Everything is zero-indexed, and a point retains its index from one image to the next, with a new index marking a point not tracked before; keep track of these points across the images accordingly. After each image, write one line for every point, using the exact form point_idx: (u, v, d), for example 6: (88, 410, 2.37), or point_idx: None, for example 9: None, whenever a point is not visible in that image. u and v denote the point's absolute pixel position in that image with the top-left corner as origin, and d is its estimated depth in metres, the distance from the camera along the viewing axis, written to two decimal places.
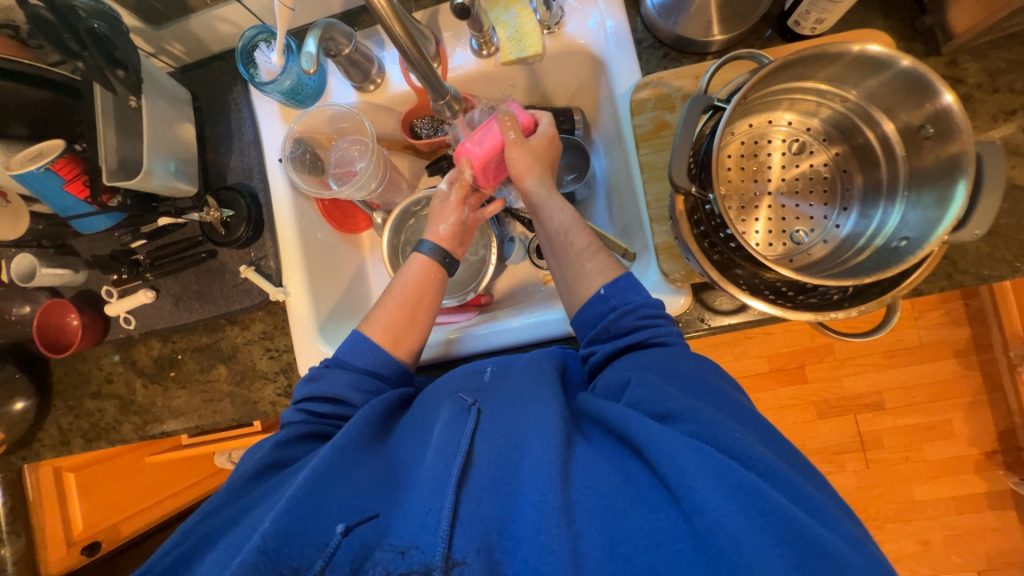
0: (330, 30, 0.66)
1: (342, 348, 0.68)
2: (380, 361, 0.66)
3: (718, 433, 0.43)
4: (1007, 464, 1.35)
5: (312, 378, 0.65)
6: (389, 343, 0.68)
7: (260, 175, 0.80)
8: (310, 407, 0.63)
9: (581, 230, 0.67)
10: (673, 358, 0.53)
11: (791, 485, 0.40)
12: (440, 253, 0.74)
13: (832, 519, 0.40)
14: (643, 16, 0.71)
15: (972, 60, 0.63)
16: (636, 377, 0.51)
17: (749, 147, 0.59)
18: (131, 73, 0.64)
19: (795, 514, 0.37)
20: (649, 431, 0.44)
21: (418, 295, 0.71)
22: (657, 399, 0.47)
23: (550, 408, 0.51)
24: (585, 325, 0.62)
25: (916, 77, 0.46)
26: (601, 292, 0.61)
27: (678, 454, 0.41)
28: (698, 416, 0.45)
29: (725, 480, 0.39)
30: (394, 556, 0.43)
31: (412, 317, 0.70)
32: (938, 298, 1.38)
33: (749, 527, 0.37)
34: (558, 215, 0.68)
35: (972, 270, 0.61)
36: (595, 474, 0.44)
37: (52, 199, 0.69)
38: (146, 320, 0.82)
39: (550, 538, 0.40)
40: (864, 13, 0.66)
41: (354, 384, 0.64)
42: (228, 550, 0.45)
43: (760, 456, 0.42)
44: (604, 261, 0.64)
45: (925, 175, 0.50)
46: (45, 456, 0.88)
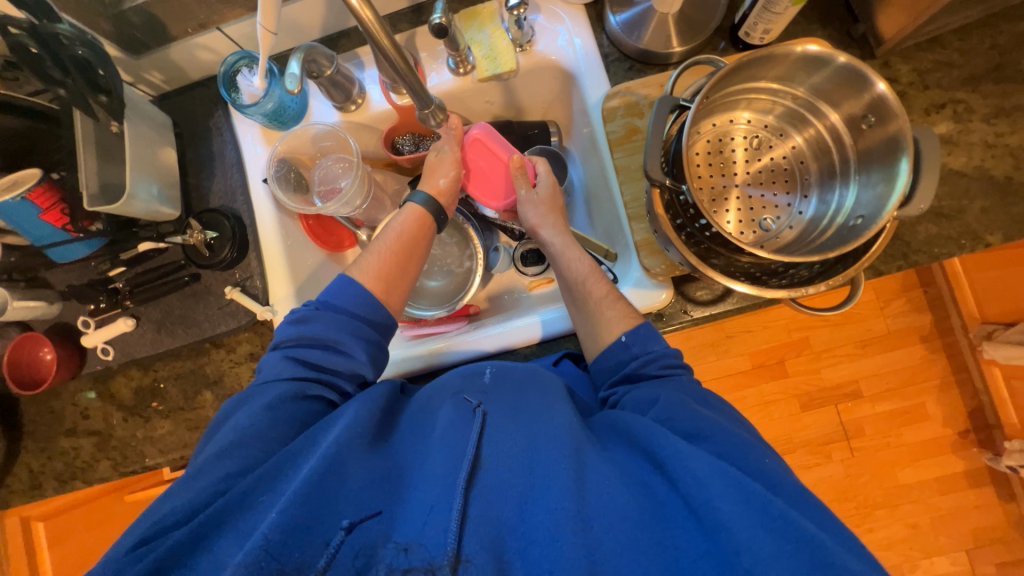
0: (311, 52, 0.69)
1: (330, 292, 0.65)
2: (372, 309, 0.64)
3: (746, 460, 0.47)
4: (980, 442, 1.41)
5: (300, 320, 0.62)
6: (383, 290, 0.67)
7: (243, 196, 0.81)
8: (299, 354, 0.60)
9: (598, 279, 0.69)
10: (693, 387, 0.57)
11: (815, 513, 0.44)
12: (432, 203, 0.74)
13: (844, 538, 0.43)
14: (608, 33, 0.76)
15: (903, 62, 0.70)
16: (665, 396, 0.54)
17: (714, 144, 0.63)
18: (114, 98, 0.65)
19: (821, 539, 0.40)
20: (677, 449, 0.46)
21: (411, 245, 0.71)
22: (687, 419, 0.51)
23: (567, 420, 0.53)
24: (606, 371, 0.63)
25: (853, 71, 0.52)
26: (621, 340, 0.62)
27: (704, 474, 0.44)
28: (726, 439, 0.48)
29: (753, 504, 0.42)
30: (397, 552, 0.42)
31: (405, 265, 0.70)
32: (899, 287, 1.46)
33: (774, 549, 0.39)
34: (575, 266, 0.71)
35: (924, 249, 0.66)
36: (613, 485, 0.46)
37: (27, 228, 0.67)
38: (125, 350, 0.79)
39: (566, 544, 0.41)
40: (805, 24, 0.72)
41: (348, 330, 0.62)
42: (240, 540, 0.44)
43: (786, 482, 0.46)
44: (623, 308, 0.65)
45: (872, 156, 0.55)
46: (13, 504, 0.82)
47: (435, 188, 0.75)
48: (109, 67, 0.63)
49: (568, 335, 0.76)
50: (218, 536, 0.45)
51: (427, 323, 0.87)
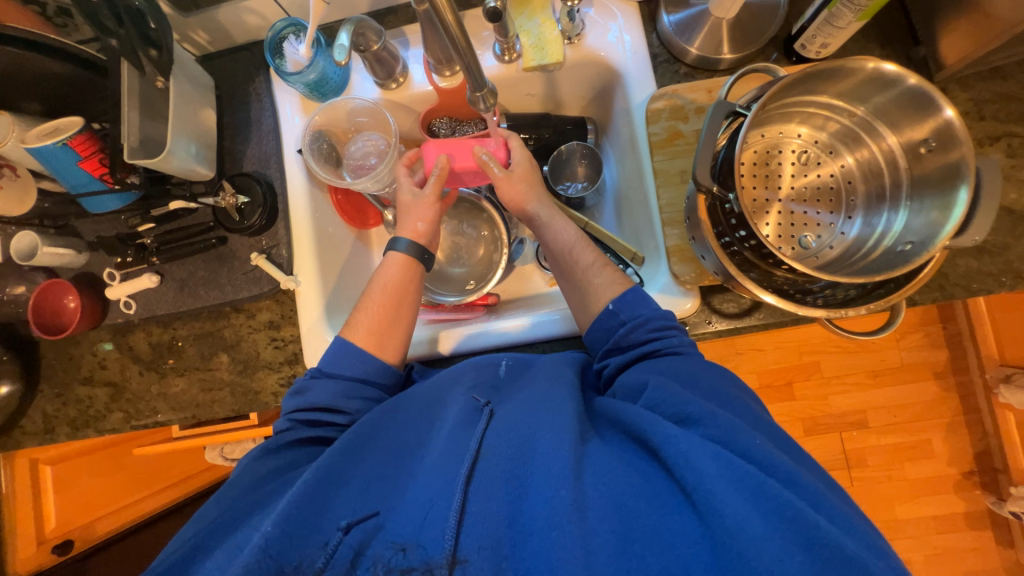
0: (361, 26, 0.69)
1: (325, 357, 0.67)
2: (366, 366, 0.66)
3: (740, 440, 0.44)
4: (984, 485, 1.39)
5: (299, 391, 0.64)
6: (374, 344, 0.68)
7: (277, 164, 0.81)
8: (302, 417, 0.62)
9: (585, 247, 0.71)
10: (688, 367, 0.55)
11: (812, 492, 0.41)
12: (416, 249, 0.74)
13: (849, 522, 0.40)
14: (659, 33, 0.75)
15: (960, 90, 0.68)
16: (654, 381, 0.53)
17: (762, 156, 0.62)
18: (163, 53, 0.65)
19: (816, 519, 0.37)
20: (670, 434, 0.45)
21: (398, 295, 0.71)
22: (677, 402, 0.49)
23: (567, 408, 0.52)
24: (598, 340, 0.64)
25: (921, 93, 0.50)
26: (609, 307, 0.63)
27: (695, 456, 0.42)
28: (717, 420, 0.46)
29: (747, 486, 0.40)
30: (394, 553, 0.43)
31: (395, 318, 0.70)
32: (918, 321, 1.44)
33: (770, 534, 0.37)
34: (562, 237, 0.72)
35: (961, 283, 0.64)
36: (606, 472, 0.45)
37: (64, 174, 0.68)
38: (147, 306, 0.80)
39: (562, 534, 0.41)
40: (863, 43, 0.71)
41: (344, 393, 0.63)
42: (229, 554, 0.46)
43: (780, 460, 0.43)
44: (611, 276, 0.67)
45: (927, 183, 0.54)
46: (26, 445, 0.84)
47: (414, 230, 0.74)
48: (160, 20, 0.63)
49: None
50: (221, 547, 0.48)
51: (445, 309, 0.87)
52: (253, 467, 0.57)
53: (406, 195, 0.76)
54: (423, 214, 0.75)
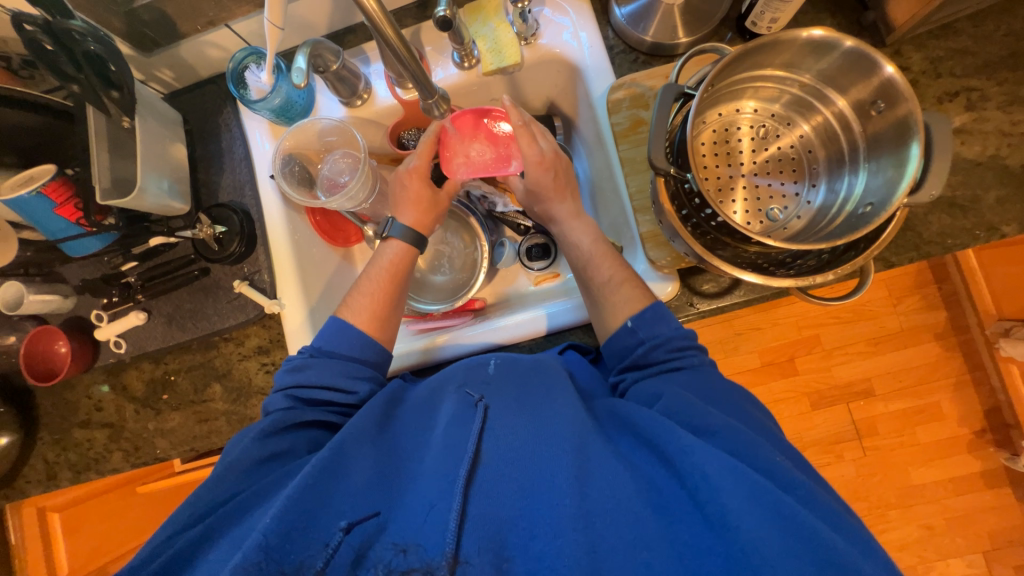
0: (318, 48, 0.70)
1: (322, 336, 0.67)
2: (366, 347, 0.66)
3: (757, 458, 0.45)
4: (997, 442, 1.38)
5: (297, 367, 0.64)
6: (377, 328, 0.69)
7: (252, 192, 0.82)
8: (300, 395, 0.62)
9: (604, 261, 0.69)
10: (704, 380, 0.55)
11: (833, 514, 0.43)
12: (413, 232, 0.75)
13: (854, 535, 0.42)
14: (613, 26, 0.76)
15: (914, 50, 0.69)
16: (670, 392, 0.53)
17: (720, 134, 0.63)
18: (125, 94, 0.66)
19: (833, 542, 0.39)
20: (686, 444, 0.45)
21: (402, 278, 0.73)
22: (697, 413, 0.49)
23: (573, 414, 0.51)
24: (614, 356, 0.63)
25: (862, 55, 0.51)
26: (627, 325, 0.62)
27: (712, 471, 0.43)
28: (739, 434, 0.47)
29: (765, 503, 0.40)
30: (395, 554, 0.44)
31: (397, 296, 0.72)
32: (913, 284, 1.43)
33: (780, 548, 0.38)
34: (577, 252, 0.73)
35: (936, 239, 0.65)
36: (613, 478, 0.45)
37: (42, 222, 0.69)
38: (137, 343, 0.81)
39: (567, 542, 0.42)
40: (814, 13, 0.71)
41: (343, 372, 0.64)
42: (228, 551, 0.45)
43: (802, 482, 0.44)
44: (629, 292, 0.65)
45: (882, 142, 0.54)
46: (30, 494, 0.84)
47: (423, 225, 0.77)
48: (120, 63, 0.64)
49: (575, 326, 0.76)
50: (220, 543, 0.47)
51: (433, 317, 0.87)
52: (250, 451, 0.55)
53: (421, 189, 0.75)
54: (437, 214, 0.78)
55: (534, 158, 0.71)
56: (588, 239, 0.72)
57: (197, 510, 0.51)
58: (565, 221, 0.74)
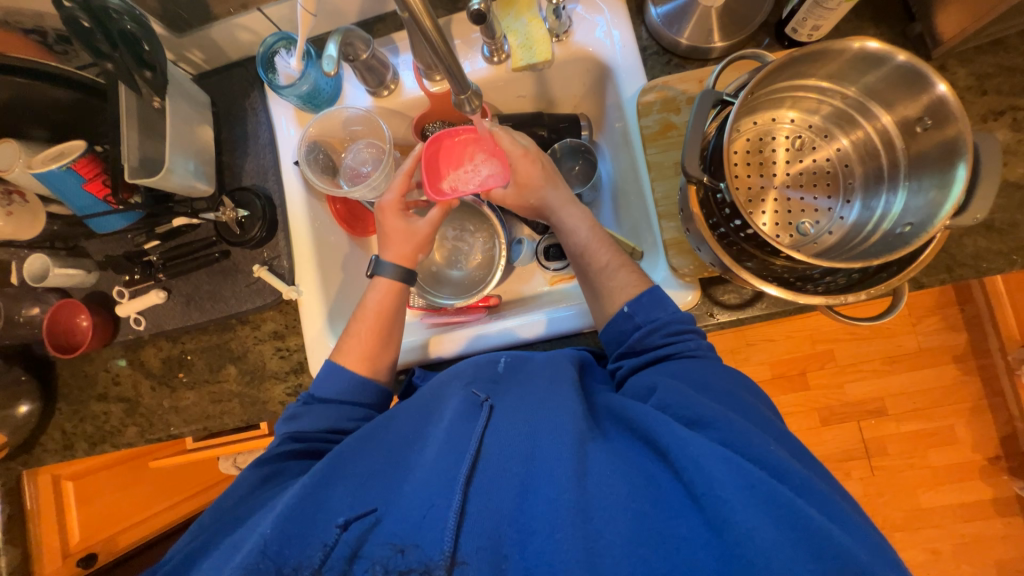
0: (348, 35, 0.70)
1: (318, 381, 0.68)
2: (362, 391, 0.67)
3: (751, 447, 0.44)
4: (1011, 470, 1.35)
5: (292, 415, 0.64)
6: (367, 368, 0.69)
7: (275, 177, 0.82)
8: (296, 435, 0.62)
9: (601, 247, 0.69)
10: (700, 371, 0.54)
11: (830, 503, 0.41)
12: (401, 272, 0.74)
13: (861, 533, 0.40)
14: (648, 26, 0.74)
15: (960, 65, 0.66)
16: (663, 384, 0.52)
17: (755, 144, 0.62)
18: (157, 75, 0.66)
19: (830, 532, 0.37)
20: (679, 437, 0.44)
21: (389, 317, 0.72)
22: (689, 405, 0.48)
23: (570, 408, 0.51)
24: (612, 343, 0.63)
25: (912, 70, 0.49)
26: (624, 310, 0.61)
27: (706, 461, 0.42)
28: (732, 425, 0.46)
29: (759, 494, 0.39)
30: (393, 554, 0.43)
31: (386, 338, 0.71)
32: (935, 304, 1.40)
33: (779, 541, 0.37)
34: (574, 239, 0.72)
35: (970, 262, 0.63)
36: (610, 474, 0.45)
37: (70, 198, 0.70)
38: (156, 321, 0.82)
39: (564, 536, 0.41)
40: (857, 22, 0.69)
41: (340, 417, 0.64)
42: (226, 553, 0.47)
43: (795, 470, 0.42)
44: (626, 278, 0.65)
45: (925, 161, 0.53)
46: (47, 461, 0.86)
47: (408, 259, 0.76)
48: (154, 42, 0.65)
49: (592, 330, 0.75)
50: (219, 548, 0.49)
51: (446, 312, 0.88)
52: (251, 473, 0.58)
53: (400, 223, 0.75)
54: (422, 245, 0.76)
55: (518, 150, 0.73)
56: (584, 225, 0.71)
57: (200, 527, 0.54)
58: (561, 208, 0.73)
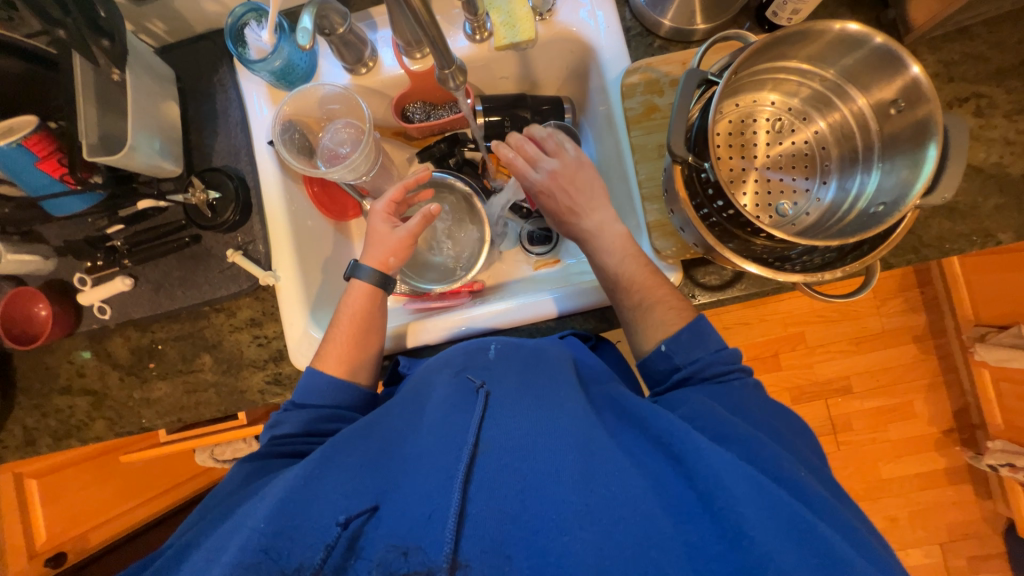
0: (324, 7, 0.66)
1: (299, 388, 0.66)
2: (343, 396, 0.65)
3: (766, 464, 0.46)
4: (963, 441, 1.44)
5: (274, 424, 0.63)
6: (347, 374, 0.67)
7: (247, 157, 0.78)
8: (282, 435, 0.62)
9: (637, 279, 0.65)
10: (731, 393, 0.55)
11: (842, 525, 0.44)
12: (376, 275, 0.72)
13: (864, 548, 0.43)
14: (631, 6, 0.74)
15: (929, 52, 0.69)
16: (692, 400, 0.54)
17: (737, 125, 0.63)
18: (116, 44, 0.63)
19: (841, 551, 0.40)
20: (698, 446, 0.46)
21: (367, 322, 0.70)
22: (714, 422, 0.50)
23: (580, 410, 0.52)
24: (651, 381, 0.62)
25: (888, 52, 0.51)
26: (662, 348, 0.60)
27: (722, 470, 0.44)
28: (749, 442, 0.48)
29: (780, 514, 0.41)
30: (394, 557, 0.42)
31: (366, 344, 0.70)
32: (897, 287, 1.47)
33: (791, 552, 0.39)
34: (606, 270, 0.68)
35: (935, 243, 0.66)
36: (622, 476, 0.45)
37: (22, 177, 0.65)
38: (123, 310, 0.78)
39: (575, 539, 0.41)
40: (833, 8, 0.71)
41: (322, 420, 0.63)
42: (216, 549, 0.45)
43: (813, 491, 0.45)
44: (665, 312, 0.62)
45: (898, 142, 0.55)
46: (7, 459, 0.82)
47: (383, 264, 0.74)
48: (110, 8, 0.61)
49: (575, 312, 0.75)
50: (206, 543, 0.47)
51: (429, 298, 0.87)
52: (241, 472, 0.59)
53: (383, 226, 0.75)
54: (398, 251, 0.75)
55: (546, 179, 0.72)
56: (621, 253, 0.67)
57: (192, 522, 0.55)
58: (597, 234, 0.69)
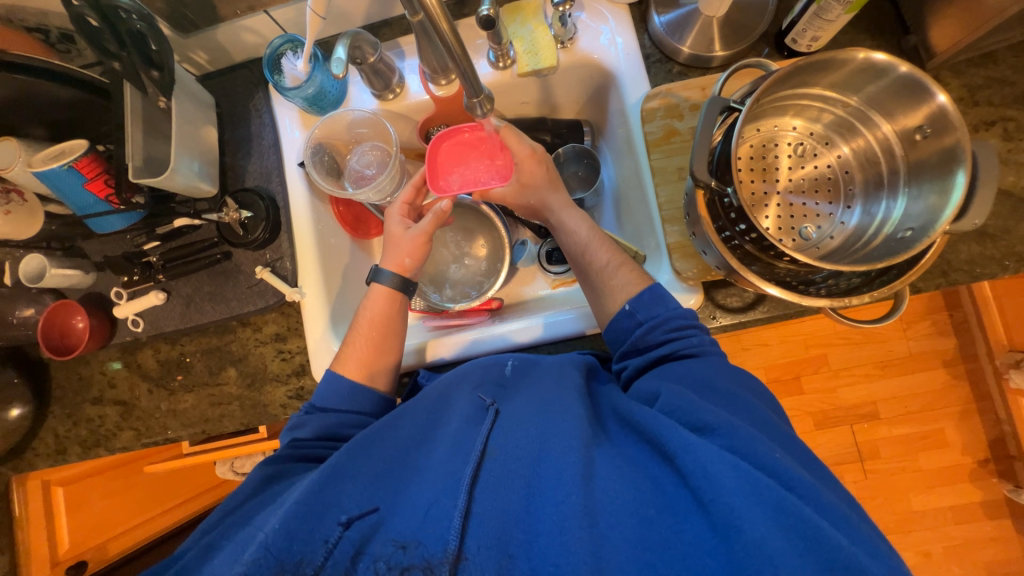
0: (357, 39, 0.70)
1: (318, 393, 0.67)
2: (359, 398, 0.66)
3: (760, 454, 0.43)
4: (1001, 473, 1.37)
5: (295, 426, 0.64)
6: (366, 376, 0.68)
7: (279, 178, 0.82)
8: (300, 441, 0.62)
9: (600, 246, 0.69)
10: (705, 369, 0.54)
11: (838, 513, 0.41)
12: (397, 278, 0.73)
13: (862, 537, 0.41)
14: (651, 34, 0.76)
15: (953, 76, 0.68)
16: (667, 390, 0.52)
17: (758, 150, 0.63)
18: (165, 74, 0.67)
19: (839, 542, 0.37)
20: (686, 442, 0.44)
21: (385, 325, 0.71)
22: (696, 411, 0.48)
23: (575, 411, 0.51)
24: (616, 342, 0.64)
25: (913, 80, 0.51)
26: (625, 308, 0.62)
27: (711, 465, 0.42)
28: (735, 431, 0.45)
29: (767, 502, 0.39)
30: (394, 550, 0.44)
31: (385, 349, 0.70)
32: (924, 309, 1.42)
33: (787, 547, 0.37)
34: (574, 239, 0.72)
35: (964, 267, 0.64)
36: (617, 478, 0.45)
37: (70, 197, 0.69)
38: (155, 323, 0.81)
39: (571, 538, 0.41)
40: (854, 34, 0.71)
41: (337, 424, 0.64)
42: (235, 551, 0.46)
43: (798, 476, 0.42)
44: (627, 275, 0.65)
45: (924, 168, 0.54)
46: (38, 466, 0.84)
47: (399, 265, 0.74)
48: (162, 42, 0.65)
49: (593, 333, 0.75)
50: (225, 548, 0.49)
51: (449, 315, 0.87)
52: (257, 474, 0.58)
53: (397, 228, 0.76)
54: (414, 252, 0.75)
55: (526, 151, 0.73)
56: (584, 225, 0.72)
57: (205, 527, 0.54)
58: (561, 209, 0.75)
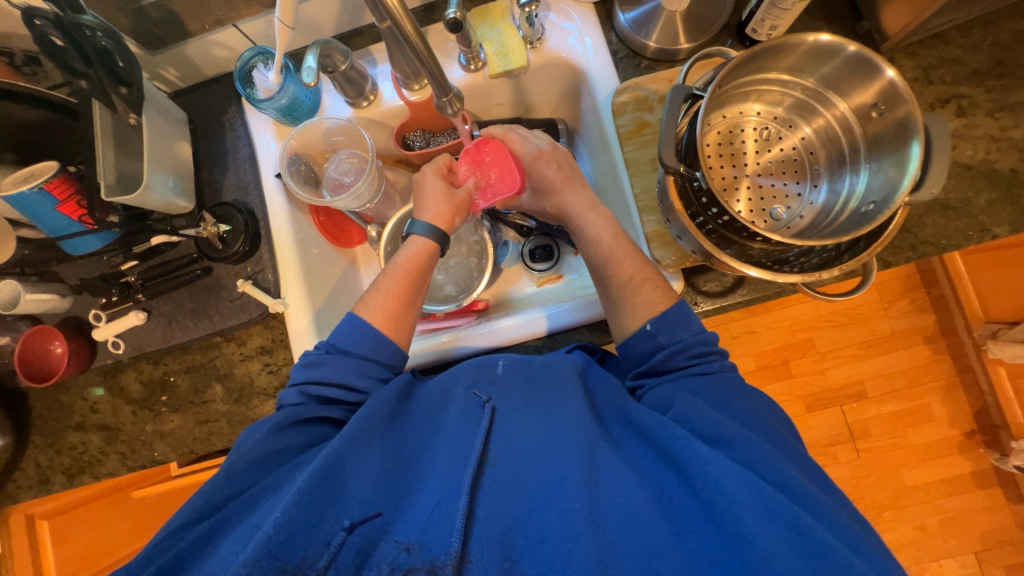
0: (327, 47, 0.71)
1: (339, 333, 0.65)
2: (383, 349, 0.65)
3: (772, 469, 0.44)
4: (987, 442, 1.40)
5: (312, 363, 0.62)
6: (392, 330, 0.66)
7: (256, 190, 0.81)
8: (316, 392, 0.61)
9: (624, 258, 0.67)
10: (719, 386, 0.55)
11: (848, 533, 0.42)
12: (438, 231, 0.72)
13: (872, 555, 0.41)
14: (617, 31, 0.78)
15: (906, 58, 0.71)
16: (682, 400, 0.53)
17: (725, 136, 0.65)
18: (134, 90, 0.67)
19: (847, 559, 0.38)
20: (698, 451, 0.45)
21: (417, 275, 0.70)
22: (711, 422, 0.49)
23: (581, 417, 0.52)
24: (632, 361, 0.64)
25: (863, 59, 0.53)
26: (648, 328, 0.61)
27: (724, 478, 0.43)
28: (750, 445, 0.46)
29: (780, 518, 0.40)
30: (398, 552, 0.44)
31: (412, 298, 0.69)
32: (902, 288, 1.46)
33: (796, 564, 0.38)
34: (596, 248, 0.70)
35: (931, 239, 0.67)
36: (627, 489, 0.46)
37: (42, 219, 0.68)
38: (136, 344, 0.79)
39: (577, 547, 0.41)
40: (810, 22, 0.74)
41: (358, 370, 0.62)
42: (239, 544, 0.44)
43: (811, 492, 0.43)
44: (649, 293, 0.64)
45: (883, 144, 0.56)
46: (20, 499, 0.82)
47: (442, 217, 0.73)
48: (129, 59, 0.65)
49: (578, 326, 0.76)
50: (227, 540, 0.46)
51: (436, 318, 0.87)
52: (264, 441, 0.55)
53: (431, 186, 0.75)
54: (459, 210, 0.75)
55: (534, 153, 0.74)
56: (608, 234, 0.70)
57: (213, 500, 0.50)
58: (583, 214, 0.72)
